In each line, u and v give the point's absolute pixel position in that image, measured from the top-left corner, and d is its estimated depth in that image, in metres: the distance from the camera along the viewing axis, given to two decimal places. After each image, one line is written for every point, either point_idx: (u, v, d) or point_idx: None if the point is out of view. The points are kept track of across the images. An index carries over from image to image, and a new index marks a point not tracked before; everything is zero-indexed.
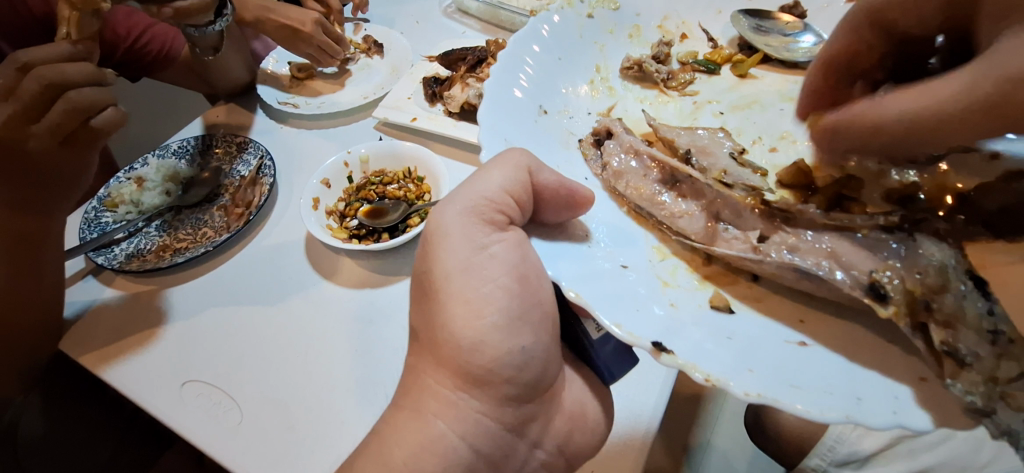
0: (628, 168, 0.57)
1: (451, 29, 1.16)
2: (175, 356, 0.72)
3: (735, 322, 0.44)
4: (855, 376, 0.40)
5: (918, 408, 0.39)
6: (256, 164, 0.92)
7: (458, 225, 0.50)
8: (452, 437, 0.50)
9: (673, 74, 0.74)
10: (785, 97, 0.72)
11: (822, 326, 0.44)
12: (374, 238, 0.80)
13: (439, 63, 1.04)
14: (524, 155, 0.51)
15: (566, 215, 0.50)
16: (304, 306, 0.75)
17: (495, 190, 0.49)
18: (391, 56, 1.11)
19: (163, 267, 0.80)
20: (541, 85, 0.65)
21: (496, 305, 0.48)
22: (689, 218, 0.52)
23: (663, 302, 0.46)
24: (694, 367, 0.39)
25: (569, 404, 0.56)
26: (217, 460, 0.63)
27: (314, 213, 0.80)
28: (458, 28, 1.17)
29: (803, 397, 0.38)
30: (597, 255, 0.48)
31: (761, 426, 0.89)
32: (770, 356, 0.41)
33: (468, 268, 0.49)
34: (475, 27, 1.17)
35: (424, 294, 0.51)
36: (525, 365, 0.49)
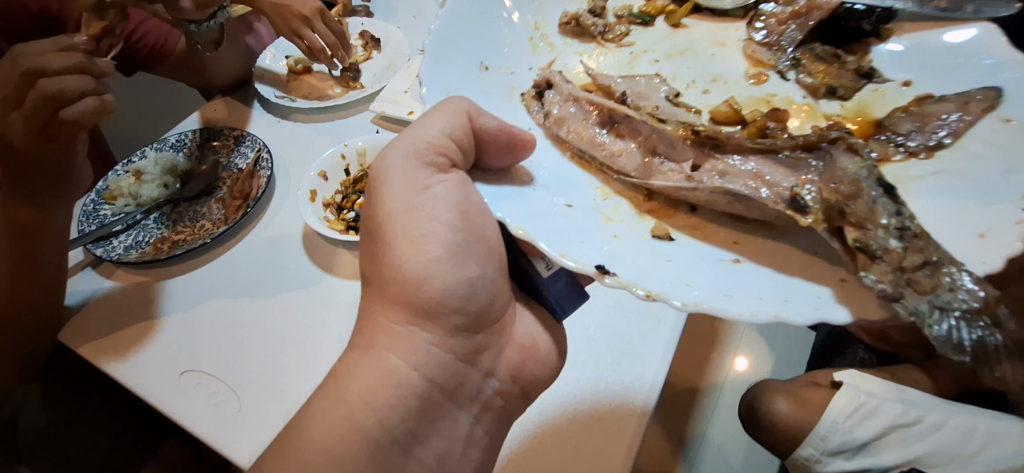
0: (569, 113, 0.59)
1: None
2: (172, 346, 0.73)
3: (673, 248, 0.48)
4: (783, 284, 0.45)
5: (837, 305, 0.43)
6: (253, 157, 0.93)
7: (401, 167, 0.51)
8: (404, 368, 0.49)
9: (609, 27, 0.73)
10: (717, 42, 0.73)
11: (753, 247, 0.48)
12: None
13: None
14: (464, 101, 0.51)
15: (509, 160, 0.52)
16: (300, 296, 0.76)
17: (437, 134, 0.50)
18: (388, 50, 1.11)
19: (161, 258, 0.81)
20: (481, 41, 0.65)
21: (441, 238, 0.49)
22: (626, 157, 0.56)
23: (606, 235, 0.49)
24: (636, 284, 0.43)
25: (520, 336, 0.56)
26: (212, 447, 0.64)
27: (312, 205, 0.81)
28: None
29: (736, 304, 0.42)
30: (541, 195, 0.50)
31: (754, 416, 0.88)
32: (707, 271, 0.46)
33: (411, 208, 0.50)
34: None
35: (369, 237, 0.52)
36: (468, 296, 0.50)
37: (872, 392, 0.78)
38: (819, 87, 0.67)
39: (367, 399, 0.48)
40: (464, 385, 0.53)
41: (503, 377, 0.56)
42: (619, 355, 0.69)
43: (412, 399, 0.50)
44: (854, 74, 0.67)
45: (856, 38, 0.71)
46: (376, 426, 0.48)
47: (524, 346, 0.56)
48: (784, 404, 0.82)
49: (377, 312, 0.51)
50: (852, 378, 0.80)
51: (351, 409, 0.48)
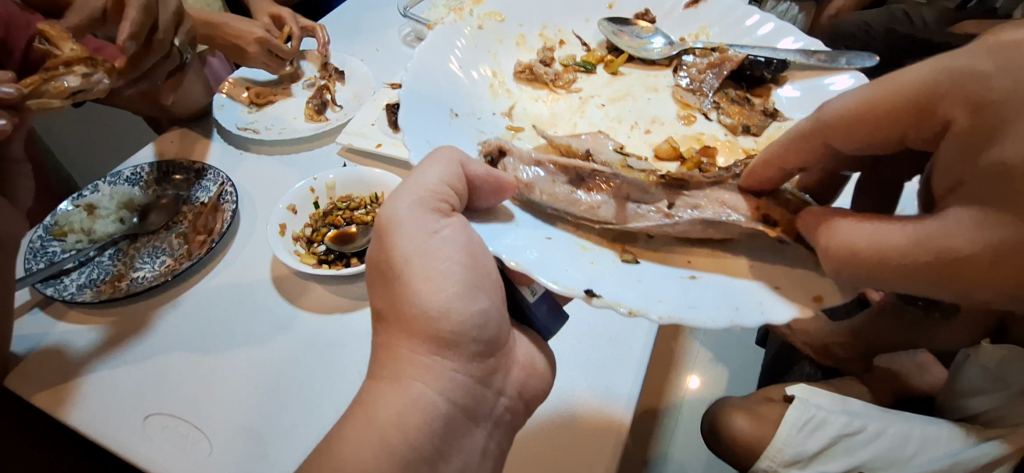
0: (536, 177, 0.61)
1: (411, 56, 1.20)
2: (137, 390, 0.70)
3: (641, 270, 0.53)
4: (734, 293, 0.50)
5: (781, 309, 0.49)
6: (216, 191, 0.91)
7: (410, 214, 0.53)
8: (431, 393, 0.51)
9: (559, 75, 0.84)
10: (649, 87, 0.87)
11: (705, 264, 0.55)
12: (343, 263, 0.81)
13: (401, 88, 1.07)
14: (454, 152, 0.56)
15: (494, 201, 0.57)
16: (271, 331, 0.75)
17: (438, 182, 0.53)
18: (353, 83, 1.12)
19: (120, 296, 0.77)
20: (447, 93, 0.74)
21: (455, 276, 0.51)
22: (603, 208, 0.59)
23: (584, 261, 0.53)
24: (618, 303, 0.47)
25: (520, 356, 0.58)
26: None
27: (282, 237, 0.81)
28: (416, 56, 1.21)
29: (702, 313, 0.47)
30: (521, 229, 0.55)
31: (715, 431, 0.94)
32: (671, 288, 0.50)
33: (425, 251, 0.52)
34: None
35: (385, 283, 0.54)
36: (483, 325, 0.52)
37: (820, 404, 0.84)
38: (735, 126, 0.82)
39: (398, 420, 0.50)
40: (482, 404, 0.55)
41: (512, 396, 0.58)
42: (593, 367, 0.72)
43: (440, 423, 0.51)
44: (761, 116, 0.81)
45: (758, 85, 0.86)
46: (408, 447, 0.49)
47: (527, 366, 0.58)
48: (742, 421, 0.89)
49: (401, 345, 0.52)
50: (801, 392, 0.86)
51: (385, 432, 0.49)
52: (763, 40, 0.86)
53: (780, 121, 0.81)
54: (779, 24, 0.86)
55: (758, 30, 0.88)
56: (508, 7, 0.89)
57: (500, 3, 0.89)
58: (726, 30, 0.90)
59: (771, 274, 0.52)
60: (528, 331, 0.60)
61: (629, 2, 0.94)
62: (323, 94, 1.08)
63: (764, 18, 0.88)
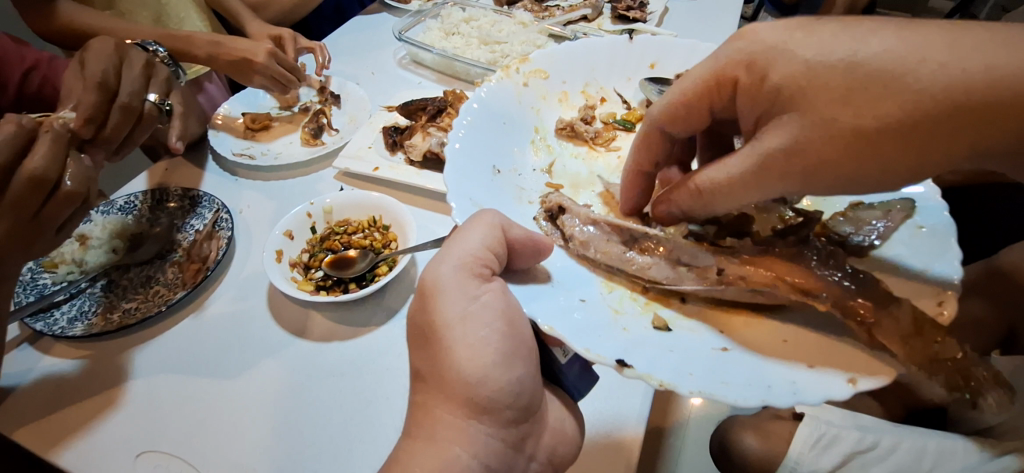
0: (589, 236, 0.61)
1: (407, 79, 1.20)
2: (129, 428, 0.68)
3: (674, 338, 0.51)
4: (770, 372, 0.48)
5: (817, 388, 0.46)
6: (212, 218, 0.90)
7: (451, 279, 0.52)
8: (466, 458, 0.49)
9: (600, 133, 0.85)
10: None
11: (742, 335, 0.52)
12: (341, 289, 0.79)
13: (400, 112, 1.06)
14: (492, 214, 0.55)
15: (532, 262, 0.56)
16: (271, 363, 0.73)
17: (479, 247, 0.52)
18: (348, 106, 1.12)
19: (111, 329, 0.75)
20: (494, 147, 0.73)
21: (494, 346, 0.49)
22: (658, 268, 0.59)
23: (618, 328, 0.51)
24: (649, 375, 0.46)
25: (552, 421, 0.56)
26: None
27: (277, 263, 0.79)
28: (414, 78, 1.21)
29: (732, 390, 0.45)
30: (556, 293, 0.53)
31: (727, 451, 0.92)
32: (706, 361, 0.48)
33: (466, 317, 0.50)
34: (431, 78, 1.21)
35: (423, 345, 0.52)
36: (517, 394, 0.51)
37: (832, 421, 0.83)
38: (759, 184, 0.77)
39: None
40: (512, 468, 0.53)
41: (543, 460, 0.56)
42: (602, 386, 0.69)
43: (449, 458, 0.49)
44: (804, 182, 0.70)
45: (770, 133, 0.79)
46: None
47: (557, 432, 0.56)
48: (753, 440, 0.89)
49: (434, 402, 0.51)
50: (811, 409, 0.85)
51: None
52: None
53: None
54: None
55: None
56: (554, 63, 0.88)
57: (547, 58, 0.87)
58: None
59: (810, 350, 0.50)
60: (560, 392, 0.59)
61: (674, 61, 0.92)
62: (319, 116, 1.07)
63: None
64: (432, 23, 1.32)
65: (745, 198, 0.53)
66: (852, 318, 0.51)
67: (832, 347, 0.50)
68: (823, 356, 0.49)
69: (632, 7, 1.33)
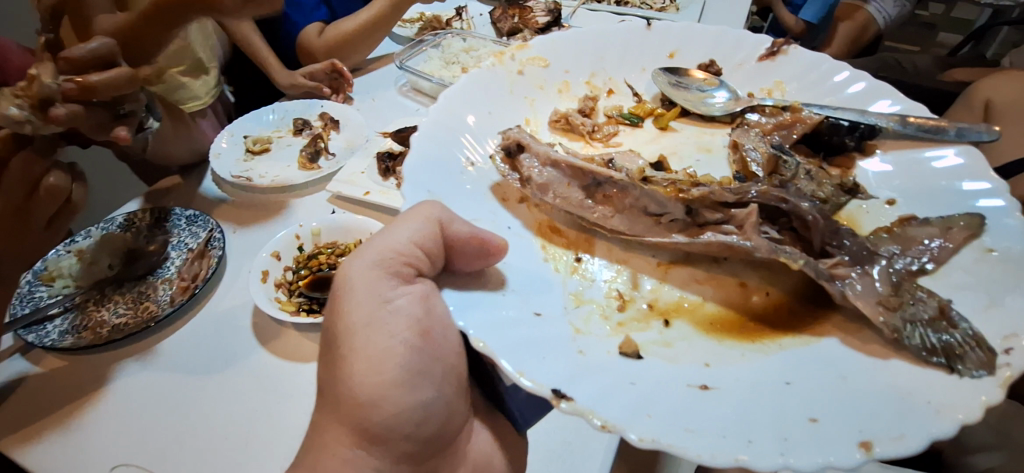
0: (549, 177, 0.63)
1: (406, 106, 1.23)
2: (105, 440, 0.69)
3: (642, 367, 0.46)
4: (745, 414, 0.42)
5: (801, 445, 0.39)
6: (205, 237, 0.92)
7: (363, 277, 0.45)
8: None
9: (599, 128, 0.80)
10: (701, 148, 0.78)
11: (725, 372, 0.47)
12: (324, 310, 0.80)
13: (393, 138, 1.09)
14: (437, 207, 0.49)
15: (476, 265, 0.48)
16: (249, 386, 0.73)
17: (406, 242, 0.46)
18: (346, 132, 1.15)
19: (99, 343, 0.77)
20: (469, 137, 0.67)
21: (399, 358, 0.43)
22: (619, 217, 0.61)
23: (572, 349, 0.46)
24: (593, 413, 0.40)
25: (474, 452, 0.51)
26: None
27: (263, 288, 0.81)
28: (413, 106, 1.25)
29: (695, 440, 0.39)
30: (507, 300, 0.47)
31: None
32: (672, 399, 0.43)
33: (371, 322, 0.44)
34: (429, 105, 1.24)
35: (326, 351, 0.46)
36: (422, 421, 0.44)
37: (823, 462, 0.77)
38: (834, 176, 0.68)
39: None
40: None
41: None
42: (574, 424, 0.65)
43: None
44: (836, 189, 0.66)
45: (839, 153, 0.72)
46: None
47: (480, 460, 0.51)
48: None
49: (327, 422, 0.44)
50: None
51: None
52: (854, 99, 0.75)
53: (862, 199, 0.66)
54: (874, 83, 0.74)
55: (846, 89, 0.76)
56: (555, 51, 0.82)
57: (549, 46, 0.81)
58: (806, 88, 0.79)
59: (810, 400, 0.43)
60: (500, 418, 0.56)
61: (694, 51, 0.86)
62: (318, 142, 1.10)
63: (856, 75, 0.76)
64: (433, 52, 1.36)
65: None
66: (830, 279, 0.53)
67: (833, 383, 0.45)
68: (829, 408, 0.42)
69: None
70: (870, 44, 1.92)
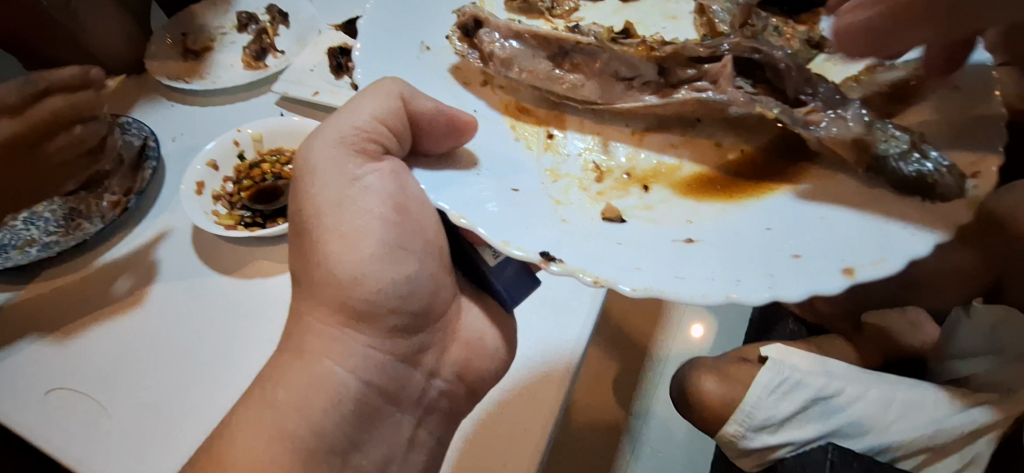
0: (512, 50, 0.53)
1: None
2: (35, 359, 0.58)
3: (626, 228, 0.42)
4: (739, 257, 0.38)
5: (794, 277, 0.36)
6: (140, 145, 0.73)
7: (325, 157, 0.37)
8: (340, 373, 0.36)
9: (559, 3, 0.65)
10: (670, 13, 0.63)
11: (709, 223, 0.42)
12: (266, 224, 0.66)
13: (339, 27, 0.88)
14: (400, 81, 0.40)
15: (448, 144, 0.41)
16: (195, 302, 0.61)
17: (367, 118, 0.38)
18: (297, 26, 0.89)
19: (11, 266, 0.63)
20: (419, 16, 0.56)
21: (378, 232, 0.35)
22: (590, 85, 0.53)
23: (554, 217, 0.41)
24: (582, 270, 0.37)
25: (467, 332, 0.41)
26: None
27: (204, 212, 0.64)
28: None
29: (690, 285, 0.36)
30: (481, 175, 0.41)
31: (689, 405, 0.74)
32: (660, 253, 0.39)
33: (342, 203, 0.36)
34: None
35: (296, 247, 0.38)
36: (409, 294, 0.36)
37: (798, 366, 0.64)
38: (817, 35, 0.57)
39: (300, 405, 0.35)
40: (409, 385, 0.39)
41: (452, 377, 0.41)
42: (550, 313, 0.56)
43: (353, 404, 0.36)
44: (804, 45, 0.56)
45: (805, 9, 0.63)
46: (312, 434, 0.34)
47: (472, 345, 0.41)
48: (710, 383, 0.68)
49: (303, 310, 0.37)
50: (778, 352, 0.66)
51: (279, 418, 0.34)
52: None
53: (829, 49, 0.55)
54: None
55: None
56: None
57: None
58: None
59: (793, 235, 0.39)
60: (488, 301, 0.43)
61: None
62: (261, 35, 0.86)
63: None
64: None
65: None
66: (805, 125, 0.46)
67: (812, 224, 0.39)
68: (823, 246, 0.38)
69: None
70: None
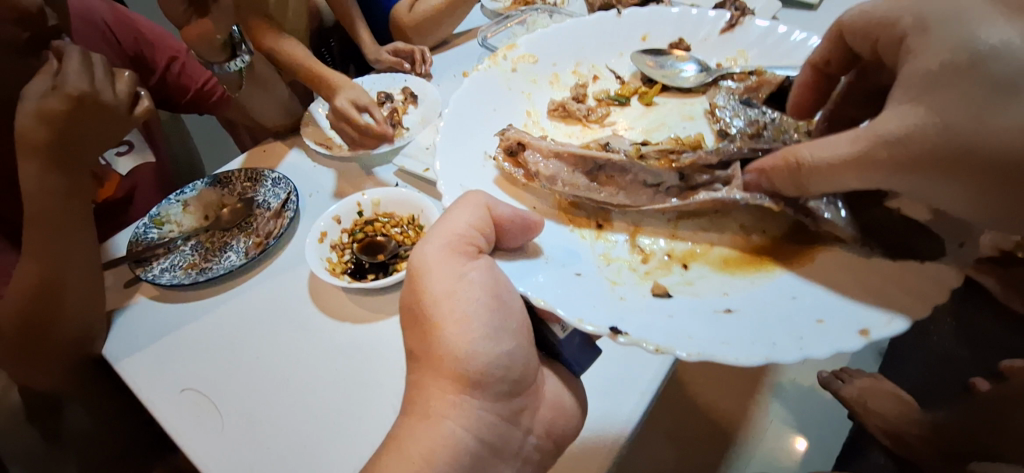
0: (554, 170, 0.63)
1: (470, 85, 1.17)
2: (182, 356, 0.74)
3: (674, 303, 0.51)
4: (770, 327, 0.47)
5: (818, 341, 0.45)
6: (283, 198, 0.93)
7: (436, 258, 0.48)
8: (458, 431, 0.44)
9: (593, 110, 0.76)
10: (687, 116, 0.77)
11: (743, 298, 0.52)
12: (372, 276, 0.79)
13: None
14: (481, 193, 0.51)
15: (524, 238, 0.52)
16: (310, 349, 0.73)
17: (464, 224, 0.49)
18: (425, 107, 1.08)
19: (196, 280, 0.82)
20: (484, 135, 0.69)
21: (482, 318, 0.46)
22: (624, 194, 0.62)
23: (614, 296, 0.51)
24: (645, 340, 0.45)
25: (549, 395, 0.51)
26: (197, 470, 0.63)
27: (317, 246, 0.80)
28: None
29: (735, 349, 0.45)
30: (551, 264, 0.51)
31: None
32: (707, 323, 0.48)
33: (451, 292, 0.47)
34: None
35: (410, 325, 0.49)
36: (508, 366, 0.46)
37: None
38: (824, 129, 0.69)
39: (429, 457, 0.43)
40: (509, 442, 0.48)
41: (542, 435, 0.50)
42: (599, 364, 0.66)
43: (469, 456, 0.44)
44: None
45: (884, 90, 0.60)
46: None
47: (555, 404, 0.51)
48: None
49: (426, 380, 0.46)
50: None
51: (415, 467, 0.43)
52: None
53: None
54: None
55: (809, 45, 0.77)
56: (541, 47, 0.82)
57: (534, 43, 0.82)
58: (767, 52, 0.80)
59: (817, 305, 0.49)
60: (560, 367, 0.53)
61: (664, 33, 0.86)
62: (393, 113, 1.06)
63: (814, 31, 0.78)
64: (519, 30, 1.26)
65: (820, 82, 0.64)
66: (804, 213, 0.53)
67: (829, 294, 0.49)
68: (838, 310, 0.48)
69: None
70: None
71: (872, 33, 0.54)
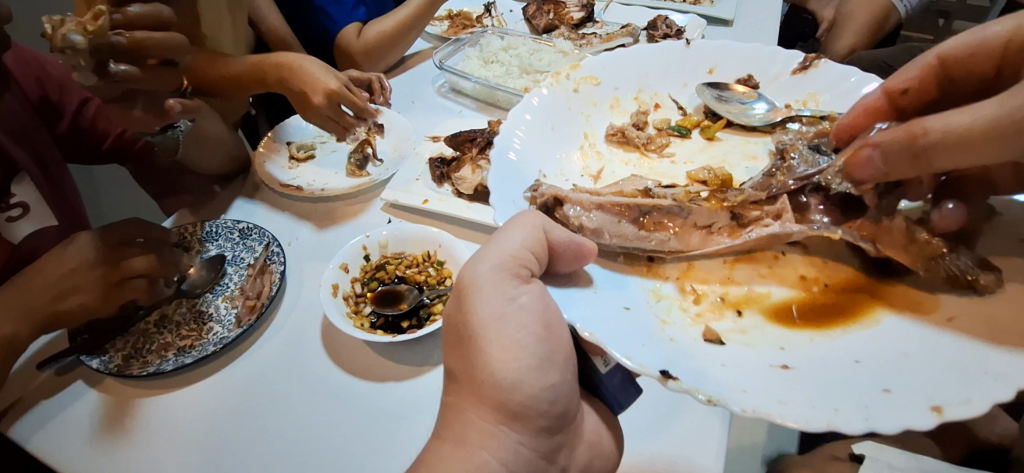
0: (596, 222, 0.56)
1: (449, 108, 1.15)
2: (181, 447, 0.64)
3: (725, 351, 0.47)
4: (832, 390, 0.42)
5: (887, 411, 0.40)
6: (261, 251, 0.86)
7: (487, 279, 0.45)
8: (493, 465, 0.41)
9: (652, 138, 0.74)
10: (750, 155, 0.74)
11: (804, 349, 0.48)
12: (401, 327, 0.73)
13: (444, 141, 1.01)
14: (538, 215, 0.48)
15: (577, 265, 0.48)
16: (323, 401, 0.67)
17: (519, 246, 0.46)
18: (393, 135, 1.07)
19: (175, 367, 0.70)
20: (539, 154, 0.66)
21: (530, 349, 0.42)
22: (674, 239, 0.57)
23: (664, 338, 0.47)
24: (696, 389, 0.41)
25: (588, 434, 0.47)
26: None
27: (334, 299, 0.73)
28: (456, 107, 1.16)
29: (793, 411, 0.40)
30: (600, 295, 0.48)
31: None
32: (761, 377, 0.44)
33: (500, 317, 0.43)
34: (473, 107, 1.15)
35: (453, 347, 0.45)
36: (553, 401, 0.42)
37: None
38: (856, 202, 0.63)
39: None
40: None
41: None
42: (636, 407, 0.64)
43: None
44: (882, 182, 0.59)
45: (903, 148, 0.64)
46: None
47: (594, 445, 0.47)
48: None
49: (462, 404, 0.43)
50: None
51: None
52: None
53: None
54: None
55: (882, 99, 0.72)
56: (604, 69, 0.79)
57: (598, 64, 0.79)
58: (839, 98, 0.75)
59: (886, 369, 0.44)
60: (599, 405, 0.49)
61: (733, 66, 0.82)
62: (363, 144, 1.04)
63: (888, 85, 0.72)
64: (472, 51, 1.26)
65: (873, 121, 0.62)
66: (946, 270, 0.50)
67: (898, 358, 0.45)
68: (906, 377, 0.43)
69: (670, 34, 1.22)
70: (895, 33, 1.61)
71: (967, 67, 0.57)
